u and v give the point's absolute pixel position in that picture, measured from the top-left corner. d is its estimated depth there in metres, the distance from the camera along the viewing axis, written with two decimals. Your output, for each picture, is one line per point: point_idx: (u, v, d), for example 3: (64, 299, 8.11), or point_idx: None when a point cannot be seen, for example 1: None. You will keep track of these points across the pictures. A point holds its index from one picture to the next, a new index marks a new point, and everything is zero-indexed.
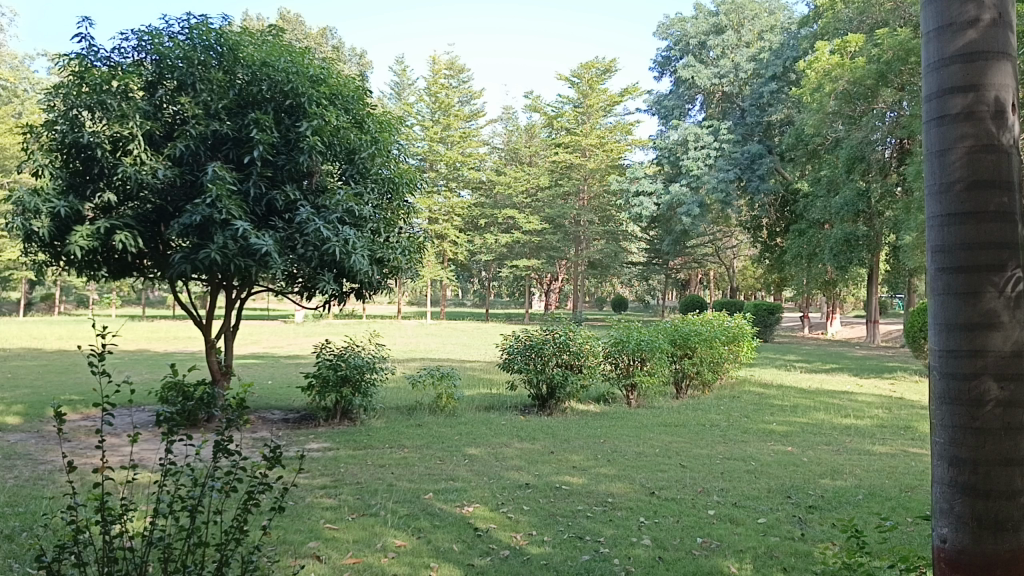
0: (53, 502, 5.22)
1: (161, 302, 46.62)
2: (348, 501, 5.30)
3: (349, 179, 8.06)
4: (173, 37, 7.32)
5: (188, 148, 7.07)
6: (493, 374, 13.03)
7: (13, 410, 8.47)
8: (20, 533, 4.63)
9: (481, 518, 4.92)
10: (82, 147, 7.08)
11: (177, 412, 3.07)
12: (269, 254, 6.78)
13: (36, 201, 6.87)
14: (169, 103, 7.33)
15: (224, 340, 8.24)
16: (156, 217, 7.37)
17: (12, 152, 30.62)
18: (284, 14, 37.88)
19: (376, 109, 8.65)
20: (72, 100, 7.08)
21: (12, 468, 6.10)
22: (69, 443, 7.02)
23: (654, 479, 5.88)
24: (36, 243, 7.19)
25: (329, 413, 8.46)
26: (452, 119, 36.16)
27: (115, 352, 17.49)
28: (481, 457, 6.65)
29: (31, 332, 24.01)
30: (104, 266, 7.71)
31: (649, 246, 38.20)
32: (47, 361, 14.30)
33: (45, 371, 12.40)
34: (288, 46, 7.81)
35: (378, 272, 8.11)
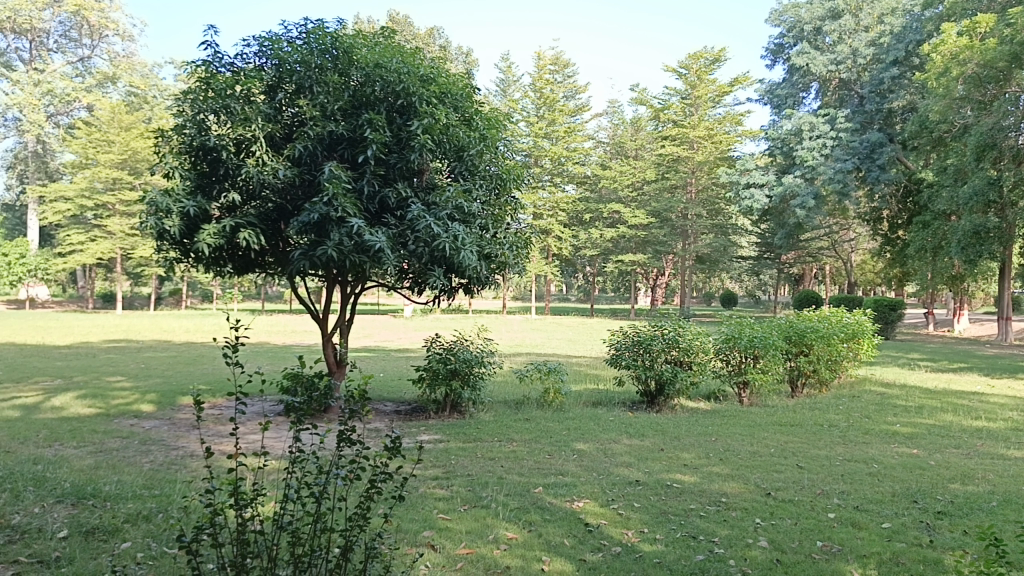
0: (186, 485, 5.52)
1: (278, 297, 48.76)
2: (460, 492, 5.39)
3: (458, 176, 8.12)
4: (292, 42, 7.60)
5: (306, 149, 7.33)
6: (600, 370, 12.96)
7: (146, 398, 9.00)
8: (156, 514, 4.94)
9: (591, 514, 4.92)
10: (209, 150, 7.49)
11: (304, 401, 3.21)
12: (382, 250, 6.95)
13: (168, 202, 7.29)
14: (288, 104, 7.62)
15: (339, 333, 8.47)
16: (277, 215, 7.70)
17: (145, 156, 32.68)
18: (393, 14, 38.91)
19: (485, 107, 8.68)
20: (199, 104, 7.47)
21: (148, 453, 6.49)
22: (199, 431, 7.42)
23: (770, 479, 5.72)
24: (168, 241, 7.64)
25: (439, 406, 8.61)
26: (557, 115, 36.27)
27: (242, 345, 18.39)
28: (589, 452, 6.63)
29: (161, 325, 25.42)
30: (229, 263, 8.11)
31: (761, 240, 37.11)
32: (178, 352, 15.16)
33: (174, 362, 13.18)
34: (399, 47, 8.00)
35: (487, 267, 8.21)
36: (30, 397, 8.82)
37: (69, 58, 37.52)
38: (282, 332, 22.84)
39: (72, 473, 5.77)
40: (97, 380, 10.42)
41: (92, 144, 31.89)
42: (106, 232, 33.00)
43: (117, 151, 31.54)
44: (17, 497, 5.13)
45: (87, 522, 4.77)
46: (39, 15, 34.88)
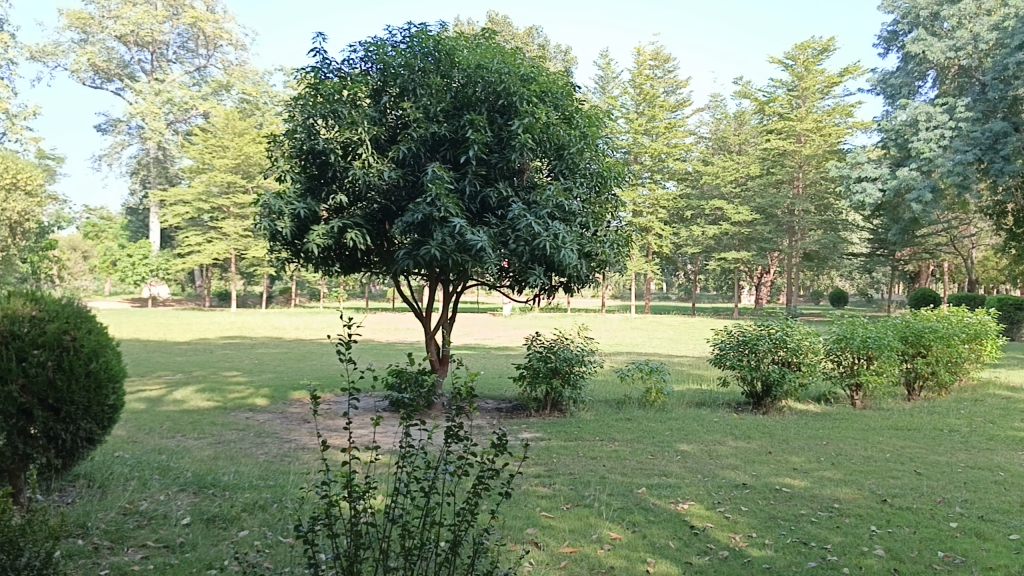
0: (299, 477, 5.73)
1: (381, 295, 49.99)
2: (563, 491, 5.39)
3: (558, 174, 8.08)
4: (396, 46, 7.79)
5: (409, 151, 7.49)
6: (703, 370, 12.71)
7: (261, 392, 9.39)
8: (271, 504, 5.15)
9: (697, 516, 4.84)
10: (318, 153, 7.77)
11: (411, 398, 3.30)
12: (484, 249, 7.02)
13: (280, 204, 7.62)
14: (392, 108, 7.81)
15: (442, 331, 8.61)
16: (382, 216, 7.90)
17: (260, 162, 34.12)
18: (493, 16, 39.28)
19: (586, 105, 8.62)
20: (309, 110, 7.76)
21: (263, 445, 6.77)
22: (309, 424, 7.68)
23: (886, 486, 5.49)
24: (280, 241, 7.97)
25: (540, 404, 8.61)
26: (657, 111, 35.94)
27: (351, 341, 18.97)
28: (693, 454, 6.52)
29: (273, 322, 26.43)
30: (337, 262, 8.36)
31: (873, 236, 35.56)
32: (289, 348, 15.75)
33: (285, 358, 13.69)
34: (500, 48, 8.05)
35: (587, 266, 8.18)
36: (154, 390, 9.34)
37: (187, 68, 39.45)
38: (387, 330, 23.46)
39: (193, 462, 6.07)
40: (215, 375, 10.94)
41: (208, 150, 33.59)
42: (222, 233, 34.57)
43: (231, 156, 33.00)
44: (144, 485, 5.43)
45: (207, 510, 5.01)
46: (160, 27, 36.90)
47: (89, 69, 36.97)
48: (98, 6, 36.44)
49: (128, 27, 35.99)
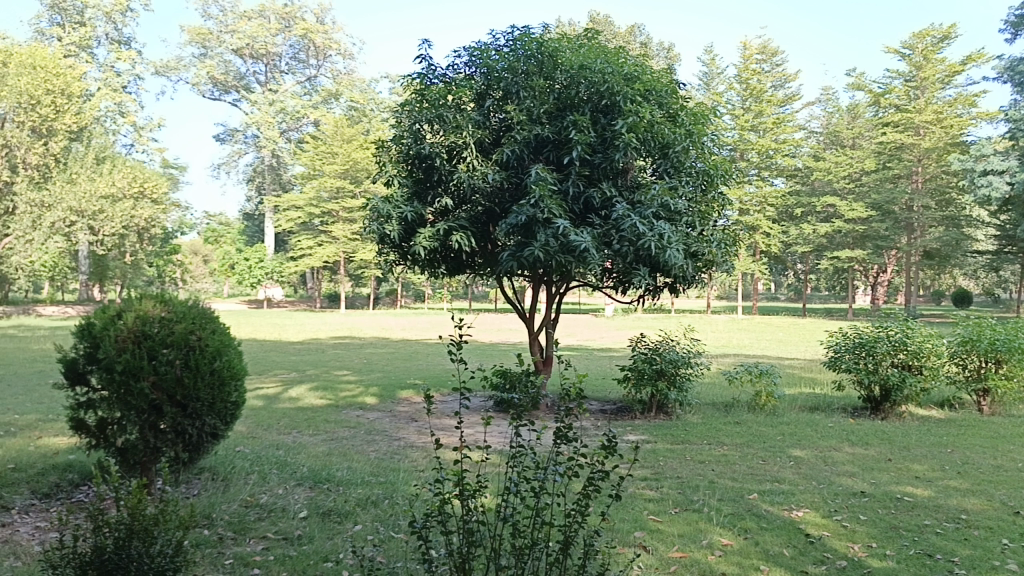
0: (409, 474, 5.87)
1: (484, 296, 50.56)
2: (671, 494, 5.32)
3: (663, 173, 7.96)
4: (499, 50, 7.88)
5: (513, 153, 7.56)
6: (816, 373, 12.30)
7: (370, 391, 9.65)
8: (383, 500, 5.29)
9: (812, 524, 4.68)
10: (424, 158, 7.94)
11: (522, 399, 3.32)
12: (588, 249, 7.00)
13: (388, 208, 7.84)
14: (496, 111, 7.89)
15: (545, 332, 8.63)
16: (486, 218, 8.00)
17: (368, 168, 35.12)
18: (594, 16, 39.15)
19: (691, 102, 8.46)
20: (415, 115, 7.93)
21: (374, 442, 6.97)
22: (416, 423, 7.85)
23: (1020, 498, 5.16)
24: (388, 244, 8.18)
25: (645, 406, 8.53)
26: (764, 106, 35.15)
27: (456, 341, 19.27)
28: (808, 460, 6.30)
29: (381, 322, 27.75)
30: (443, 264, 8.51)
31: (1000, 232, 33.43)
32: (397, 348, 16.12)
33: (393, 358, 14.04)
34: (603, 48, 8.01)
35: (693, 266, 8.03)
36: (272, 388, 9.76)
37: (298, 78, 40.96)
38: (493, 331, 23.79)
39: (309, 458, 6.31)
40: (327, 374, 11.32)
41: (318, 157, 34.87)
42: (332, 237, 35.73)
43: (340, 162, 34.08)
44: (264, 478, 5.68)
45: (324, 504, 5.19)
46: (273, 40, 38.52)
47: (209, 82, 38.91)
48: (217, 21, 38.40)
49: (244, 40, 37.76)
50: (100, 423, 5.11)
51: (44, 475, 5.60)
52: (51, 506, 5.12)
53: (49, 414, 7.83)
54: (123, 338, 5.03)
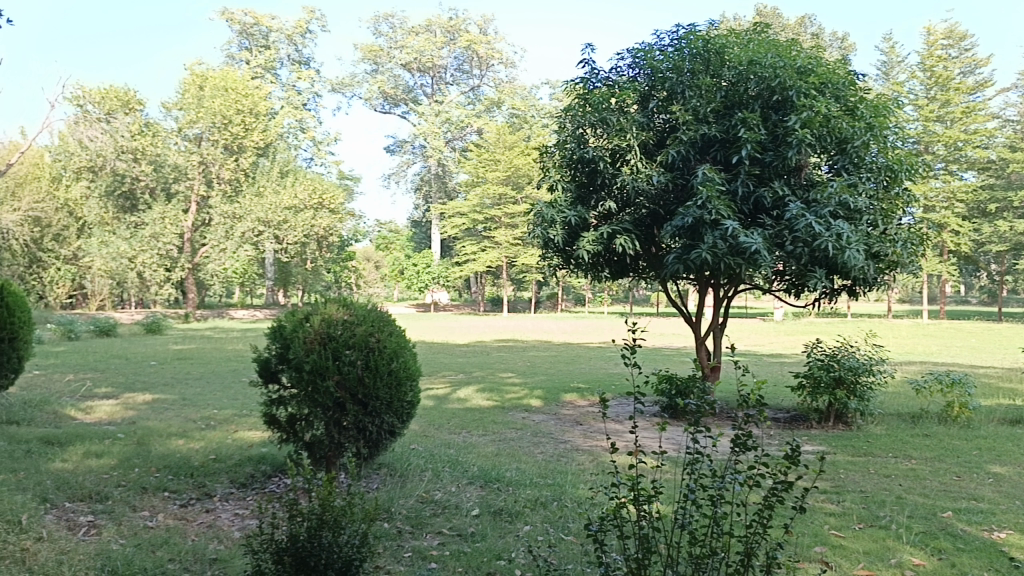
0: (577, 478, 5.89)
1: (646, 301, 49.96)
2: (854, 509, 5.04)
3: (841, 170, 7.56)
4: (663, 51, 7.80)
5: (679, 154, 7.45)
6: (1016, 383, 11.26)
7: (535, 394, 9.77)
8: (551, 502, 5.33)
9: (1017, 548, 4.28)
10: (587, 162, 7.98)
11: (699, 405, 3.24)
12: (759, 251, 6.76)
13: (552, 212, 7.94)
14: (660, 112, 7.80)
15: (712, 336, 8.41)
16: (651, 221, 7.92)
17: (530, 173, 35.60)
18: (760, 9, 37.85)
19: (872, 94, 7.96)
20: (578, 119, 7.98)
21: (540, 444, 7.05)
22: (581, 426, 7.86)
23: None
24: (552, 248, 8.28)
25: (821, 416, 8.14)
26: (952, 95, 32.72)
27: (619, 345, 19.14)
28: (1010, 477, 5.77)
29: (543, 326, 28.02)
30: (607, 268, 8.49)
31: None
32: (559, 352, 16.25)
33: (556, 361, 14.14)
34: (774, 42, 7.72)
35: (875, 268, 7.57)
36: (441, 389, 10.10)
37: (463, 88, 42.23)
38: (656, 335, 23.42)
39: (480, 458, 6.47)
40: (493, 376, 11.57)
41: (482, 164, 35.79)
42: (494, 242, 36.49)
43: (502, 169, 34.84)
44: (437, 476, 5.88)
45: (494, 503, 5.30)
46: (438, 53, 39.92)
47: (380, 96, 40.88)
48: (387, 38, 40.43)
49: (412, 54, 39.45)
50: (290, 418, 5.48)
51: (241, 466, 6.07)
52: (247, 495, 5.54)
53: (243, 409, 8.48)
54: (310, 340, 5.40)
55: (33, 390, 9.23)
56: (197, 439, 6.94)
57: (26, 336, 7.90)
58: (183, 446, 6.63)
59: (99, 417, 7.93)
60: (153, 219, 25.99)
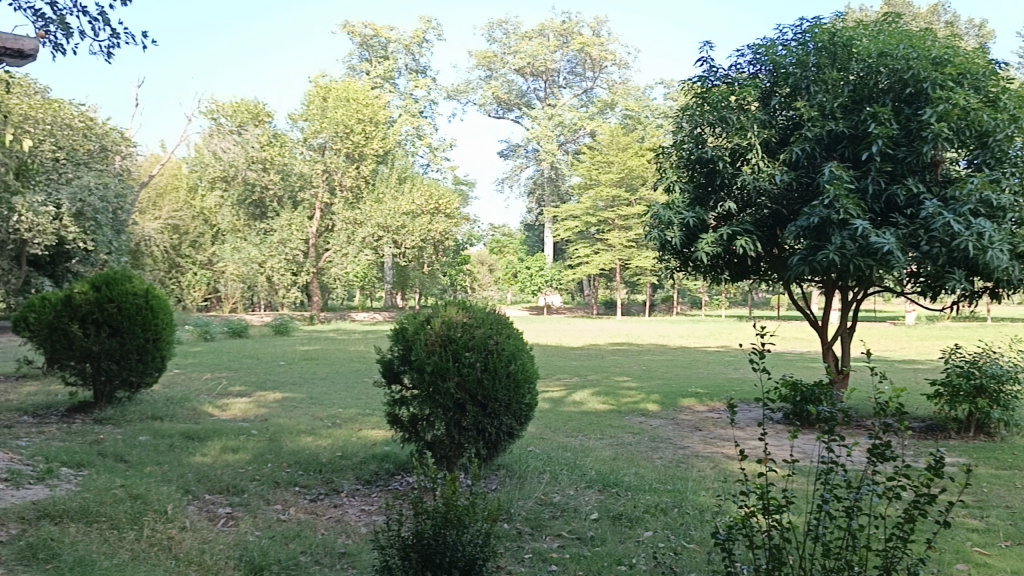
0: (697, 485, 5.77)
1: (766, 304, 48.47)
2: (1000, 526, 4.72)
3: (982, 165, 7.11)
4: (786, 46, 7.57)
5: (803, 151, 7.20)
6: None
7: (652, 398, 9.65)
8: (672, 509, 5.25)
9: None
10: (706, 162, 7.83)
11: (834, 413, 3.10)
12: (892, 252, 6.44)
13: (669, 214, 7.83)
14: (783, 109, 7.57)
15: (839, 340, 8.07)
16: (773, 221, 7.69)
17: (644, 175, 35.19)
18: None
19: (1016, 84, 7.45)
20: (696, 119, 7.85)
21: (658, 449, 6.96)
22: (700, 432, 7.71)
23: None
24: (669, 250, 8.17)
25: (961, 425, 7.68)
26: None
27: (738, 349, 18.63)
28: None
29: (659, 329, 27.60)
30: (726, 270, 8.30)
31: None
32: (675, 356, 15.98)
33: (673, 365, 13.92)
34: (906, 32, 7.35)
35: (1020, 268, 7.08)
36: (557, 391, 10.13)
37: (576, 91, 42.23)
38: (777, 339, 22.66)
39: (597, 461, 6.43)
40: (609, 380, 11.50)
41: (595, 166, 35.65)
42: (608, 245, 36.23)
43: (616, 171, 34.65)
44: (556, 478, 5.89)
45: (614, 508, 5.26)
46: (551, 57, 40.03)
47: (494, 101, 41.52)
48: (501, 44, 40.99)
49: (526, 59, 39.84)
50: (412, 418, 5.62)
51: (366, 463, 6.27)
52: (372, 492, 5.72)
53: (366, 408, 8.77)
54: (431, 342, 5.53)
55: (175, 387, 9.84)
56: (324, 436, 7.21)
57: (168, 337, 8.37)
58: (312, 443, 6.91)
59: (233, 414, 8.37)
60: (281, 226, 27.44)
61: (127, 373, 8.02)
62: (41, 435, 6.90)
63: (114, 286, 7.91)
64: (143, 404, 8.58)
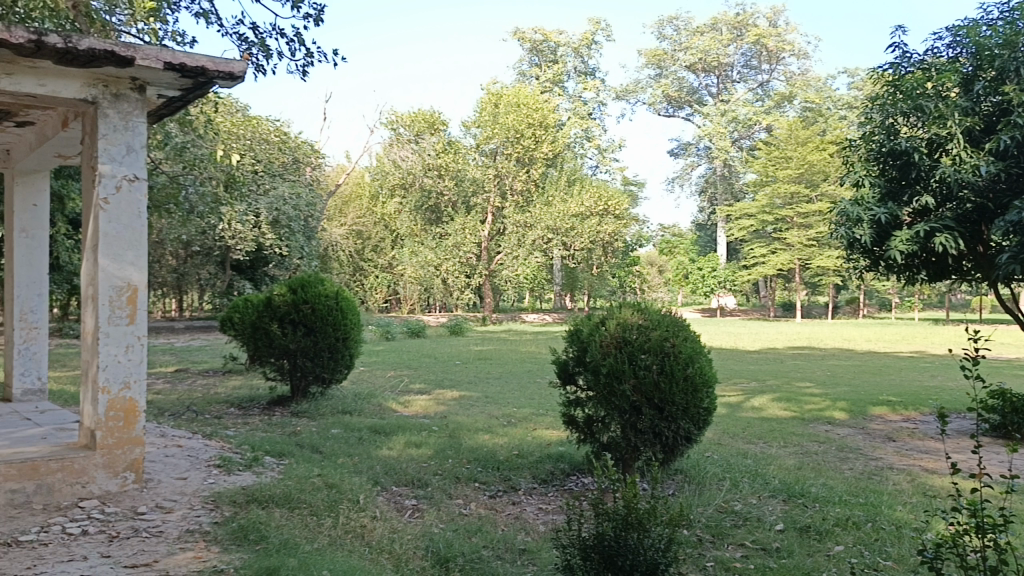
0: (894, 500, 5.40)
1: (964, 306, 44.64)
2: None
3: None
4: (991, 26, 6.94)
5: (1014, 139, 6.53)
6: None
7: (838, 405, 9.15)
8: (866, 523, 4.93)
9: None
10: (899, 154, 7.35)
11: None
12: None
13: (858, 211, 7.47)
14: (988, 95, 6.93)
15: None
16: (977, 216, 7.08)
17: (827, 170, 33.34)
18: None
19: None
20: (888, 109, 7.41)
21: (847, 460, 6.58)
22: (894, 444, 7.21)
23: None
24: (858, 250, 7.76)
25: None
26: None
27: (934, 354, 17.30)
28: None
29: (843, 333, 26.03)
30: (923, 269, 7.74)
31: None
32: (863, 361, 15.06)
33: (860, 371, 13.13)
34: None
35: None
36: (733, 396, 9.82)
37: (751, 85, 40.79)
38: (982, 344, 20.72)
39: (781, 470, 6.18)
40: (790, 385, 11.02)
41: (772, 162, 34.42)
42: (786, 244, 34.59)
43: (795, 166, 33.22)
44: (736, 486, 5.71)
45: (800, 519, 5.02)
46: (725, 51, 39.01)
47: (664, 100, 40.98)
48: (671, 41, 40.40)
49: (697, 55, 39.01)
50: (588, 420, 5.67)
51: (542, 462, 6.35)
52: (548, 491, 5.80)
53: (540, 409, 8.88)
54: (606, 344, 5.54)
55: (362, 385, 10.42)
56: (500, 435, 7.37)
57: (358, 337, 8.86)
58: (489, 441, 7.10)
59: (414, 411, 8.73)
60: (455, 230, 28.36)
61: (319, 370, 8.57)
62: (246, 426, 7.51)
63: (308, 288, 8.51)
64: (334, 399, 9.10)
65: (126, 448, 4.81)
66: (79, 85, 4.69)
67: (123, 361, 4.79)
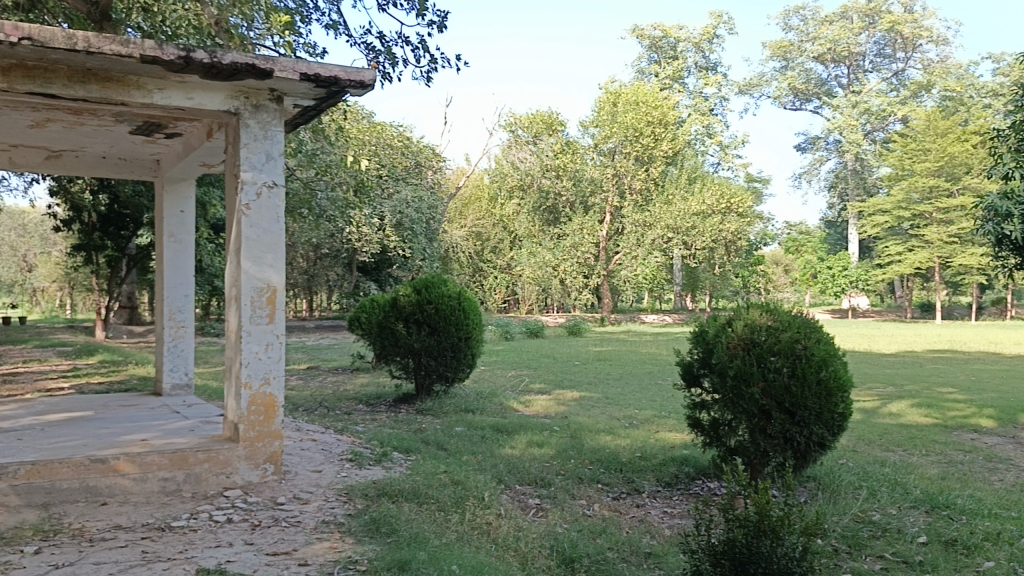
0: None
1: None
2: None
3: None
4: None
5: None
6: None
7: (985, 413, 8.57)
8: (1019, 539, 4.59)
9: None
10: None
11: None
12: None
13: (1008, 205, 6.97)
14: None
15: None
16: None
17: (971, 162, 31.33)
18: None
19: None
20: None
21: (996, 470, 6.16)
22: None
23: None
24: (1008, 246, 7.26)
25: None
26: None
27: None
28: None
29: (989, 335, 24.30)
30: None
31: None
32: (1013, 366, 14.03)
33: (1011, 377, 12.23)
34: None
35: None
36: (869, 401, 9.36)
37: (885, 75, 38.81)
38: None
39: (922, 479, 5.85)
40: (930, 390, 10.40)
41: (909, 155, 32.73)
42: (925, 241, 32.67)
43: (934, 158, 31.45)
44: (873, 495, 5.45)
45: (945, 532, 4.73)
46: (856, 40, 37.31)
47: (790, 93, 39.60)
48: (798, 32, 38.98)
49: (826, 45, 37.46)
50: (714, 422, 5.56)
51: (666, 465, 6.25)
52: (673, 495, 5.72)
53: (663, 411, 8.75)
54: (733, 345, 5.41)
55: (484, 384, 10.56)
56: (623, 436, 7.31)
57: (480, 336, 8.99)
58: (612, 442, 7.06)
59: (535, 411, 8.79)
60: (574, 230, 28.46)
61: (443, 369, 8.74)
62: (374, 422, 7.77)
63: (432, 289, 8.72)
64: (457, 397, 9.23)
65: (266, 441, 5.06)
66: (224, 97, 4.96)
67: (264, 358, 5.05)
